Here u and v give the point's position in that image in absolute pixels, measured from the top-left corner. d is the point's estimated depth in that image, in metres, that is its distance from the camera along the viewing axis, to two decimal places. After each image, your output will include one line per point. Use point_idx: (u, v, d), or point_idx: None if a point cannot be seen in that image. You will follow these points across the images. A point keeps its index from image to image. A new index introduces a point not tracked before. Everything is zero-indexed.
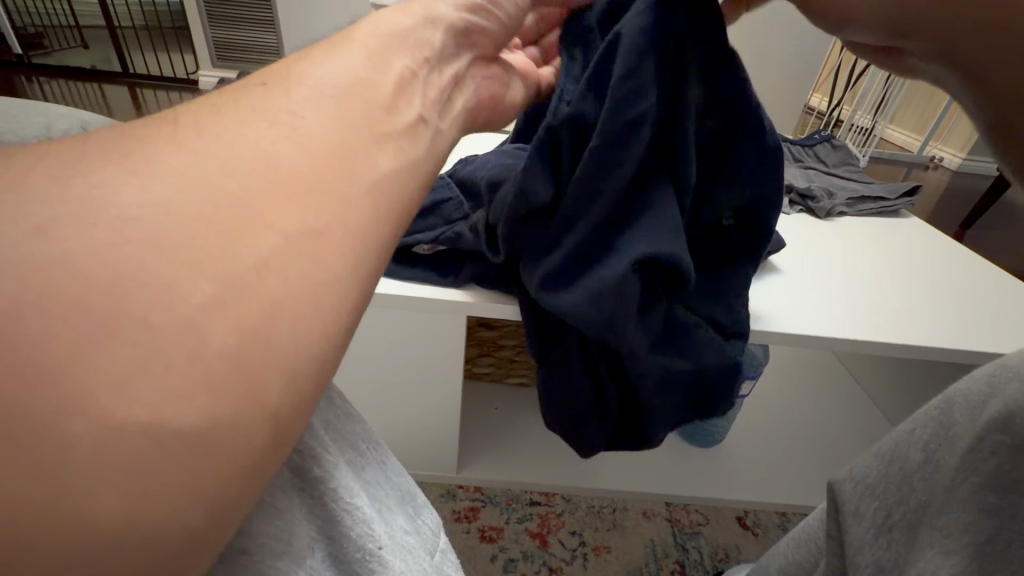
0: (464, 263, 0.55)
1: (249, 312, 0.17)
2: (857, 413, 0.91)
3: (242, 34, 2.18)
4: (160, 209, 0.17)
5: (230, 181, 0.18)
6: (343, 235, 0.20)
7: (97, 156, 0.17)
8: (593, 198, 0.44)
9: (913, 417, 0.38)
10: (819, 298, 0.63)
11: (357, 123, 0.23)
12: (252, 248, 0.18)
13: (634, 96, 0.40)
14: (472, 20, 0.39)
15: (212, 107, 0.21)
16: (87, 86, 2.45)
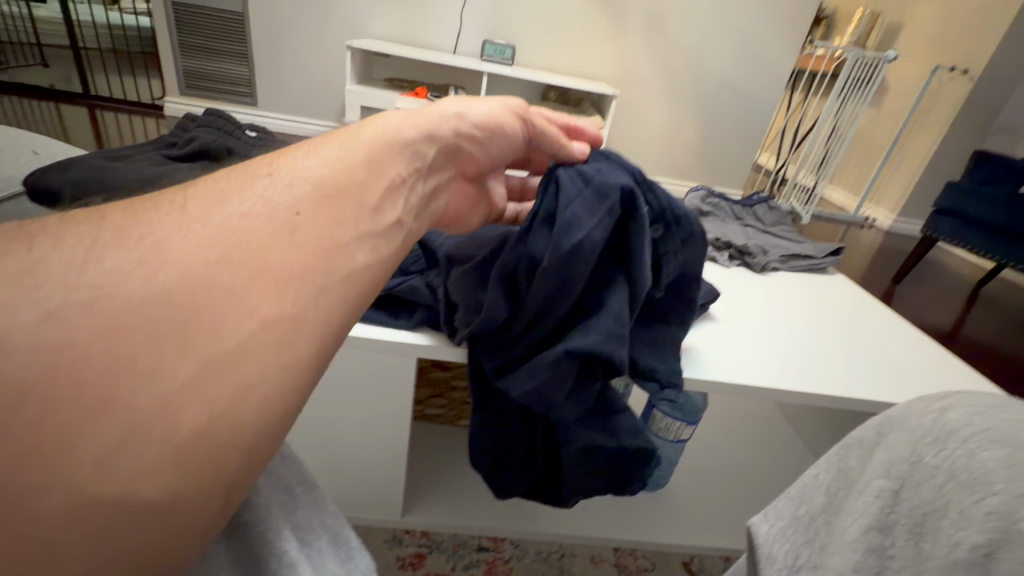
0: (417, 307, 0.57)
1: (226, 391, 0.21)
2: (793, 460, 0.95)
3: (215, 66, 2.21)
4: (141, 303, 0.20)
5: (219, 275, 0.23)
6: (307, 323, 0.25)
7: (109, 248, 0.21)
8: (550, 314, 0.48)
9: (817, 462, 0.41)
10: (750, 350, 0.67)
11: (315, 217, 0.28)
12: (231, 334, 0.22)
13: (576, 228, 0.45)
14: (464, 145, 0.44)
15: (220, 195, 0.26)
16: (43, 106, 2.39)
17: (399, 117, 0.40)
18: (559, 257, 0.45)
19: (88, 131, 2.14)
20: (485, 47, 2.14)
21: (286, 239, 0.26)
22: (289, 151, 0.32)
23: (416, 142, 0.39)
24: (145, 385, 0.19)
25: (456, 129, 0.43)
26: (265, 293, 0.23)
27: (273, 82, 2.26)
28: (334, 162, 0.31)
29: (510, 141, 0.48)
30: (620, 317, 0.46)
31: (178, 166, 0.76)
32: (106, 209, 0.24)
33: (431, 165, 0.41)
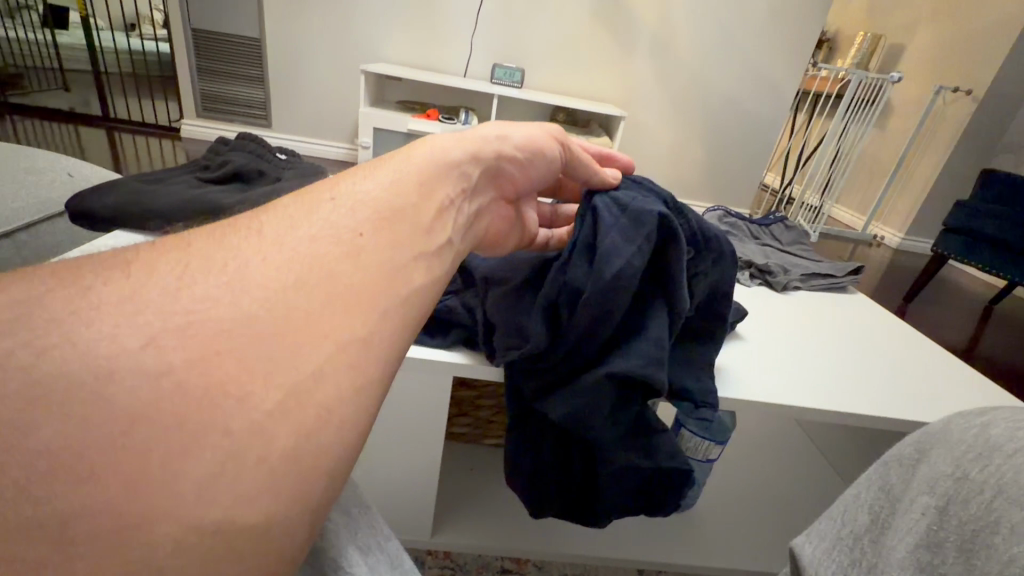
0: (451, 327, 0.59)
1: (308, 412, 0.22)
2: (815, 478, 0.95)
3: (234, 90, 2.29)
4: (228, 328, 0.22)
5: (296, 299, 0.24)
6: (375, 345, 0.26)
7: (200, 276, 0.23)
8: (594, 341, 0.49)
9: (857, 482, 0.42)
10: (778, 369, 0.67)
11: (380, 244, 0.29)
12: (309, 357, 0.23)
13: (615, 258, 0.46)
14: (505, 166, 0.46)
15: (292, 220, 0.28)
16: (68, 129, 2.46)
17: (446, 141, 0.42)
18: (601, 286, 0.46)
19: (110, 154, 2.20)
20: (496, 70, 2.20)
21: (353, 263, 0.27)
22: (348, 176, 0.34)
23: (462, 164, 0.41)
24: (236, 409, 0.21)
25: (498, 150, 0.45)
26: (337, 315, 0.25)
27: (292, 105, 2.32)
28: (390, 186, 0.33)
29: (547, 162, 0.49)
30: (659, 339, 0.48)
31: (213, 189, 0.79)
32: (191, 238, 0.26)
33: (476, 190, 0.42)
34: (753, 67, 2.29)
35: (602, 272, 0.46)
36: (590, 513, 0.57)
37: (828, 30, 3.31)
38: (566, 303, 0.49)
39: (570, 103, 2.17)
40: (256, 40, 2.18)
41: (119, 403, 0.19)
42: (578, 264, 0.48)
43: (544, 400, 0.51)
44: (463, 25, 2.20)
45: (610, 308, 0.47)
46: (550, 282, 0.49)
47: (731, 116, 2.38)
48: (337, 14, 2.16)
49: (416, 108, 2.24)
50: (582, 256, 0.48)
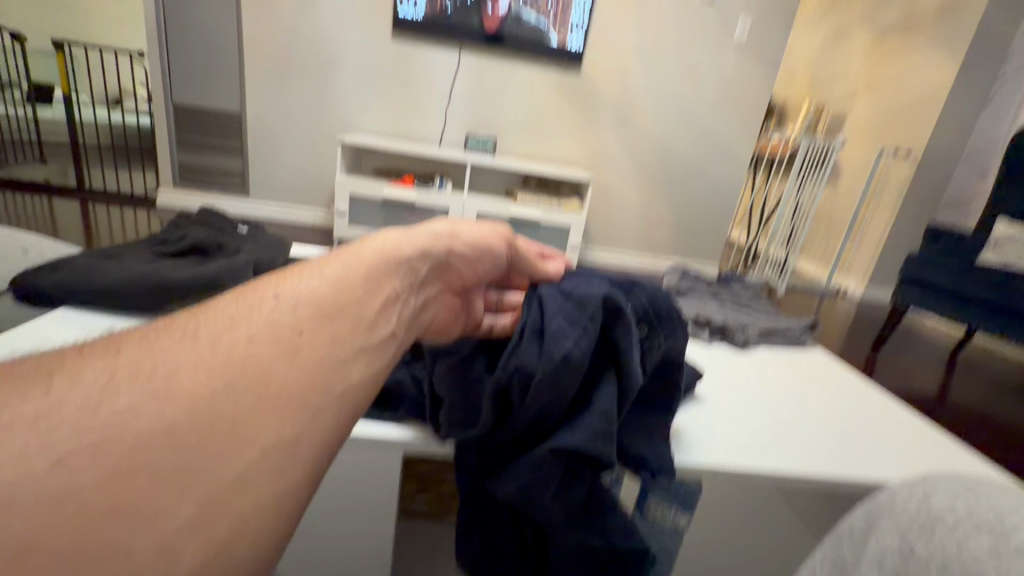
0: (401, 401, 0.57)
1: (221, 526, 0.21)
2: (793, 542, 0.92)
3: (210, 161, 2.33)
4: (143, 440, 0.21)
5: (223, 403, 0.23)
6: (305, 446, 0.25)
7: (123, 383, 0.22)
8: (545, 421, 0.48)
9: (811, 556, 0.41)
10: (744, 433, 0.66)
11: (316, 337, 0.29)
12: (232, 464, 0.22)
13: (563, 339, 0.47)
14: (454, 261, 0.47)
15: (230, 319, 0.27)
16: (39, 200, 2.45)
17: (397, 236, 0.43)
18: (551, 367, 0.46)
19: (79, 223, 2.19)
20: (469, 139, 2.30)
21: (289, 360, 0.26)
22: (294, 271, 0.33)
23: (411, 259, 0.41)
24: (141, 530, 0.19)
25: (448, 248, 0.46)
26: (267, 418, 0.24)
27: (269, 175, 2.37)
28: (334, 283, 0.33)
29: (494, 259, 0.52)
30: (608, 413, 0.47)
31: (168, 263, 0.79)
32: (119, 337, 0.25)
33: (424, 279, 0.42)
34: (709, 134, 2.45)
35: (550, 353, 0.46)
36: None
37: (776, 100, 3.59)
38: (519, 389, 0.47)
39: (539, 168, 2.26)
40: (235, 113, 2.26)
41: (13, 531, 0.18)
42: (528, 344, 0.48)
43: (496, 479, 0.49)
44: (437, 100, 2.32)
45: (559, 388, 0.47)
46: (500, 368, 0.47)
47: (693, 178, 2.51)
48: (316, 90, 2.27)
49: (391, 176, 2.32)
50: (531, 338, 0.48)
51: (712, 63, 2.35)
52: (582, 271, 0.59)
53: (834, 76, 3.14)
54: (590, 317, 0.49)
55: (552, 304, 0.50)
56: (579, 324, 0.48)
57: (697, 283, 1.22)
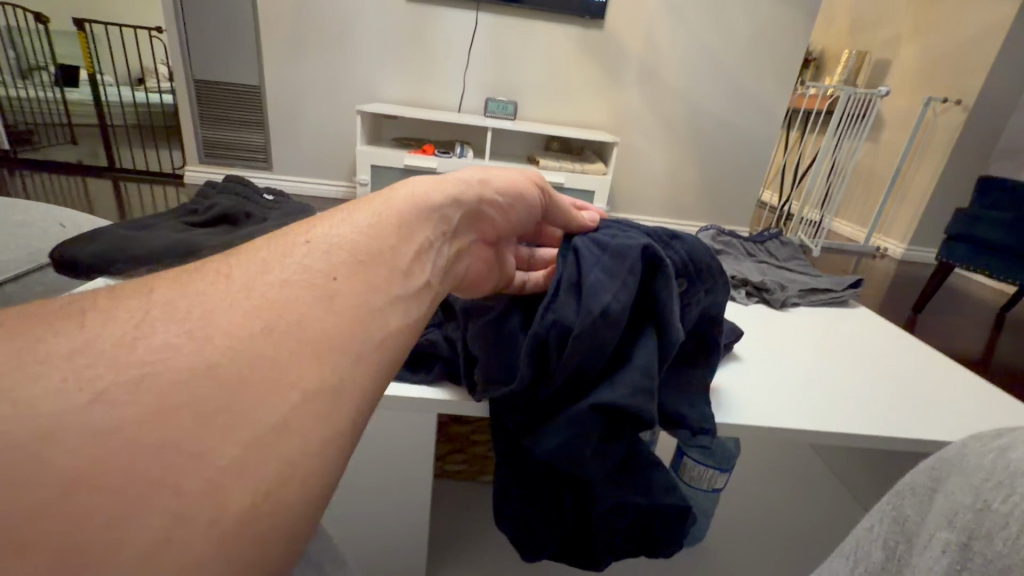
0: (435, 362, 0.56)
1: (267, 470, 0.20)
2: (834, 504, 0.90)
3: (233, 136, 2.34)
4: (183, 378, 0.20)
5: (262, 345, 0.22)
6: (348, 392, 0.24)
7: (159, 322, 0.21)
8: (584, 376, 0.46)
9: (871, 513, 0.40)
10: (785, 391, 0.64)
11: (351, 285, 0.28)
12: (275, 407, 0.21)
13: (602, 292, 0.45)
14: (486, 210, 0.45)
15: (264, 265, 0.26)
16: (74, 181, 2.51)
17: (427, 182, 0.41)
18: (589, 322, 0.44)
19: (113, 202, 2.24)
20: (489, 104, 2.23)
21: (327, 305, 0.25)
22: (324, 219, 0.32)
23: (443, 207, 0.40)
24: (184, 474, 0.18)
25: (479, 195, 0.44)
26: (307, 361, 0.23)
27: (290, 147, 2.37)
28: (366, 229, 0.32)
29: (528, 207, 0.49)
30: (649, 368, 0.46)
31: (199, 233, 0.78)
32: (151, 282, 0.24)
33: (457, 228, 0.41)
34: (741, 89, 2.32)
35: (590, 306, 0.44)
36: (582, 552, 0.54)
37: (813, 49, 3.36)
38: (557, 345, 0.46)
39: (562, 131, 2.19)
40: (255, 86, 2.24)
41: (58, 469, 0.17)
42: (565, 298, 0.46)
43: (534, 436, 0.48)
44: (455, 63, 2.25)
45: (598, 343, 0.45)
46: (537, 323, 0.46)
47: (724, 136, 2.40)
48: (333, 59, 2.23)
49: (412, 144, 2.28)
50: (568, 291, 0.46)
51: (744, 10, 2.20)
52: (617, 221, 0.56)
53: (878, 20, 2.91)
54: (630, 268, 0.46)
55: (589, 256, 0.48)
56: (618, 276, 0.46)
57: (732, 243, 1.17)
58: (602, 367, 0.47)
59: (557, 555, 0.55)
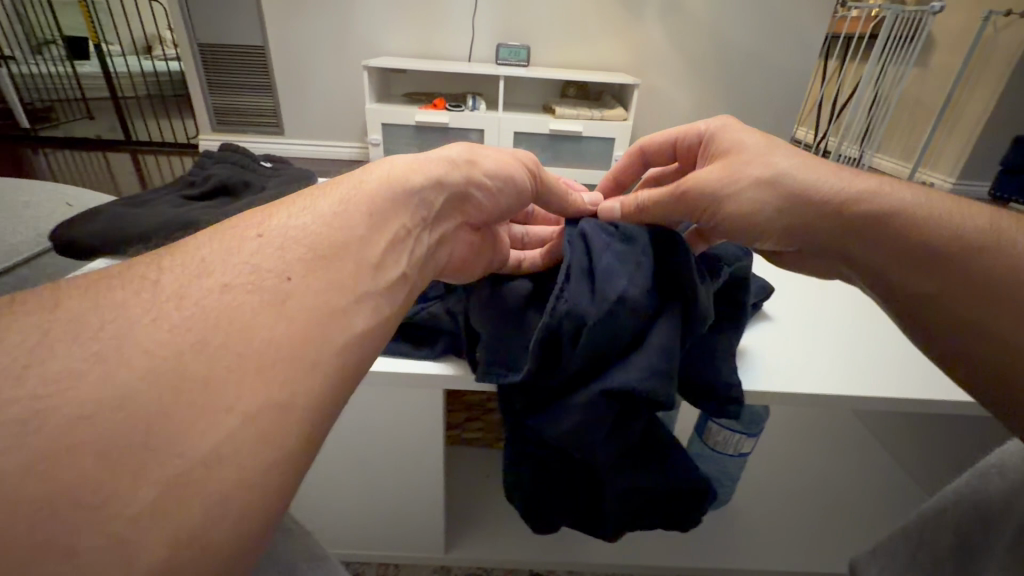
0: (438, 337, 0.53)
1: (193, 508, 0.18)
2: (869, 462, 0.87)
3: (240, 102, 2.29)
4: (92, 415, 0.18)
5: (193, 366, 0.20)
6: (299, 408, 0.22)
7: (57, 348, 0.19)
8: (599, 364, 0.43)
9: (939, 494, 0.37)
10: (822, 353, 0.59)
11: (305, 284, 0.25)
12: (206, 436, 0.19)
13: (616, 278, 0.42)
14: (473, 193, 0.42)
15: (201, 268, 0.24)
16: (94, 157, 2.52)
17: (405, 162, 0.38)
18: (606, 310, 0.41)
19: (132, 176, 2.25)
20: (500, 51, 2.09)
21: (275, 311, 0.23)
22: (283, 205, 0.30)
23: (423, 190, 0.37)
24: (87, 522, 0.17)
25: (466, 176, 0.42)
26: (249, 380, 0.21)
27: (299, 110, 2.31)
28: (330, 218, 0.29)
29: (518, 191, 0.45)
30: (668, 349, 0.41)
31: (197, 206, 0.76)
32: (66, 290, 0.22)
33: (437, 217, 0.39)
34: (777, 17, 2.11)
35: (606, 294, 0.41)
36: (594, 527, 0.53)
37: None
38: (571, 335, 0.42)
39: (578, 76, 2.06)
40: (258, 48, 2.16)
41: None
42: (578, 284, 0.42)
43: (545, 423, 0.45)
44: (462, 6, 2.10)
45: (614, 331, 0.42)
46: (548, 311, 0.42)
47: (757, 71, 2.21)
48: (333, 13, 2.11)
49: (421, 99, 2.19)
50: (580, 277, 0.43)
51: None
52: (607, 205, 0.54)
53: None
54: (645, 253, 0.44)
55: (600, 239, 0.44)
56: (631, 262, 0.43)
57: None
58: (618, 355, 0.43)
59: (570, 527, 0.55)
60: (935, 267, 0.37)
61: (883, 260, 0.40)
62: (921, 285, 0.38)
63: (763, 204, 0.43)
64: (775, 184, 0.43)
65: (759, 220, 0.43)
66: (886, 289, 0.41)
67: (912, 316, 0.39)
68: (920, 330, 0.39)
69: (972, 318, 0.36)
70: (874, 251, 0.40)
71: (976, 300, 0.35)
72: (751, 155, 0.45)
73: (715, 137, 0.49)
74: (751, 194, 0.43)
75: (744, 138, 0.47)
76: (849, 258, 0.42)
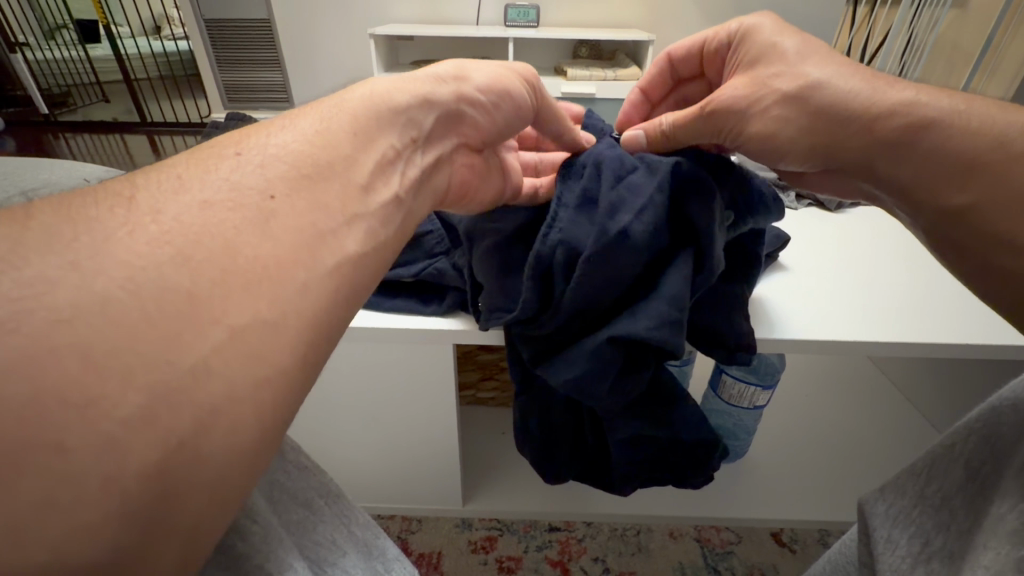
0: (446, 291, 0.53)
1: (183, 417, 0.18)
2: (884, 410, 0.86)
3: (249, 78, 2.27)
4: (74, 318, 0.18)
5: (176, 279, 0.20)
6: (288, 328, 0.22)
7: (32, 251, 0.18)
8: (599, 301, 0.43)
9: (951, 431, 0.35)
10: (839, 301, 0.57)
11: (291, 207, 0.25)
12: (192, 347, 0.19)
13: (621, 213, 0.41)
14: (465, 110, 0.41)
15: (181, 186, 0.23)
16: (112, 139, 2.54)
17: (391, 79, 0.36)
18: (604, 243, 0.40)
19: (148, 157, 2.27)
20: (508, 12, 2.02)
21: (257, 230, 0.23)
22: (262, 128, 0.29)
23: (410, 108, 0.36)
24: (77, 420, 0.16)
25: (457, 92, 0.40)
26: (235, 296, 0.21)
27: (306, 83, 2.28)
28: (313, 139, 0.29)
29: (517, 108, 0.43)
30: (678, 298, 0.40)
31: None
32: (39, 202, 0.21)
33: (429, 138, 0.38)
34: None
35: (607, 229, 0.40)
36: (603, 474, 0.55)
37: None
38: (569, 270, 0.43)
39: (588, 35, 1.98)
40: (263, 21, 2.13)
41: None
42: (580, 221, 0.42)
43: (551, 365, 0.46)
44: None
45: (614, 268, 0.41)
46: (542, 244, 0.42)
47: (777, 18, 2.08)
48: None
49: (429, 67, 2.13)
50: (583, 214, 0.42)
51: None
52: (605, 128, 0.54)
53: None
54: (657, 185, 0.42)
55: (608, 169, 0.43)
56: (641, 195, 0.41)
57: None
58: (621, 294, 0.43)
59: (577, 475, 0.56)
60: (968, 183, 0.35)
61: (914, 180, 0.38)
62: (947, 201, 0.36)
63: (787, 121, 0.42)
64: (800, 101, 0.41)
65: (780, 142, 0.43)
66: (915, 206, 0.39)
67: (945, 234, 0.38)
68: (952, 245, 0.37)
69: (996, 234, 0.34)
70: (903, 165, 0.38)
71: (1011, 214, 0.33)
72: (781, 65, 0.43)
73: (751, 36, 0.46)
74: (774, 113, 0.42)
75: (776, 42, 0.44)
76: (869, 170, 0.41)
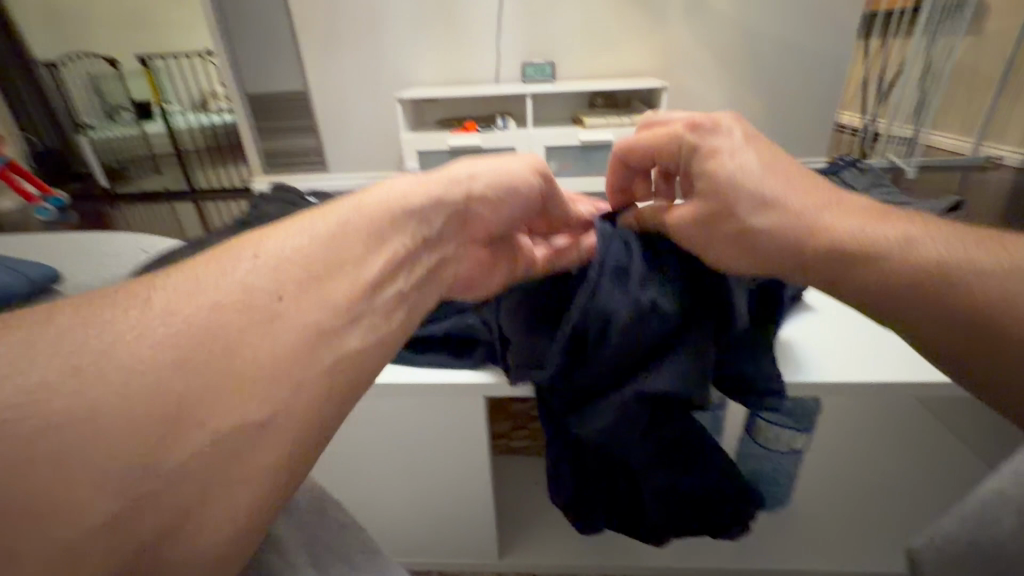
0: (476, 344, 0.55)
1: (148, 519, 0.21)
2: (932, 448, 0.83)
3: (286, 145, 2.45)
4: (77, 428, 0.21)
5: (168, 385, 0.23)
6: (266, 429, 0.25)
7: (49, 359, 0.22)
8: (631, 357, 0.45)
9: (994, 477, 0.35)
10: (866, 340, 0.57)
11: (290, 307, 0.28)
12: (169, 453, 0.22)
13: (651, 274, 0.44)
14: (474, 208, 0.44)
15: (192, 286, 0.26)
16: (163, 207, 2.74)
17: (409, 181, 0.41)
18: (635, 299, 0.43)
19: (194, 222, 2.43)
20: (526, 69, 2.14)
21: (258, 335, 0.26)
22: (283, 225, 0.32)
23: (426, 210, 0.39)
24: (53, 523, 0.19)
25: (466, 192, 0.43)
26: (220, 403, 0.24)
27: (339, 146, 2.44)
28: (327, 240, 0.32)
29: (524, 199, 0.47)
30: (703, 354, 0.43)
31: None
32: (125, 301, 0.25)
33: (440, 237, 0.41)
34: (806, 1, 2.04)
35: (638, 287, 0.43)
36: (640, 528, 0.55)
37: None
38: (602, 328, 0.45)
39: (602, 86, 2.07)
40: (300, 93, 2.31)
41: None
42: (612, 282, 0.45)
43: (584, 419, 0.47)
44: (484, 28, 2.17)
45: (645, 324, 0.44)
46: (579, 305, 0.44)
47: (787, 57, 2.13)
48: (364, 52, 2.24)
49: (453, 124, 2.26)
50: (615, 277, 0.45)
51: None
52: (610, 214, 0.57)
53: None
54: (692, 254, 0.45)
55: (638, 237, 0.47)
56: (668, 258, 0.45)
57: None
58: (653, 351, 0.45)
59: (610, 526, 0.56)
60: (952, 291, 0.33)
61: (881, 290, 0.35)
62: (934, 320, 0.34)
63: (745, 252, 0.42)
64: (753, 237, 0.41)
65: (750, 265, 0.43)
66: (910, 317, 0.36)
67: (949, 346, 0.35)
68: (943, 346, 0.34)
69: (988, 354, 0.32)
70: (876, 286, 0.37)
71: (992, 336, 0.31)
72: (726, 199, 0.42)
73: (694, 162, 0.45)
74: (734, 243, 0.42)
75: (717, 165, 0.43)
76: None
